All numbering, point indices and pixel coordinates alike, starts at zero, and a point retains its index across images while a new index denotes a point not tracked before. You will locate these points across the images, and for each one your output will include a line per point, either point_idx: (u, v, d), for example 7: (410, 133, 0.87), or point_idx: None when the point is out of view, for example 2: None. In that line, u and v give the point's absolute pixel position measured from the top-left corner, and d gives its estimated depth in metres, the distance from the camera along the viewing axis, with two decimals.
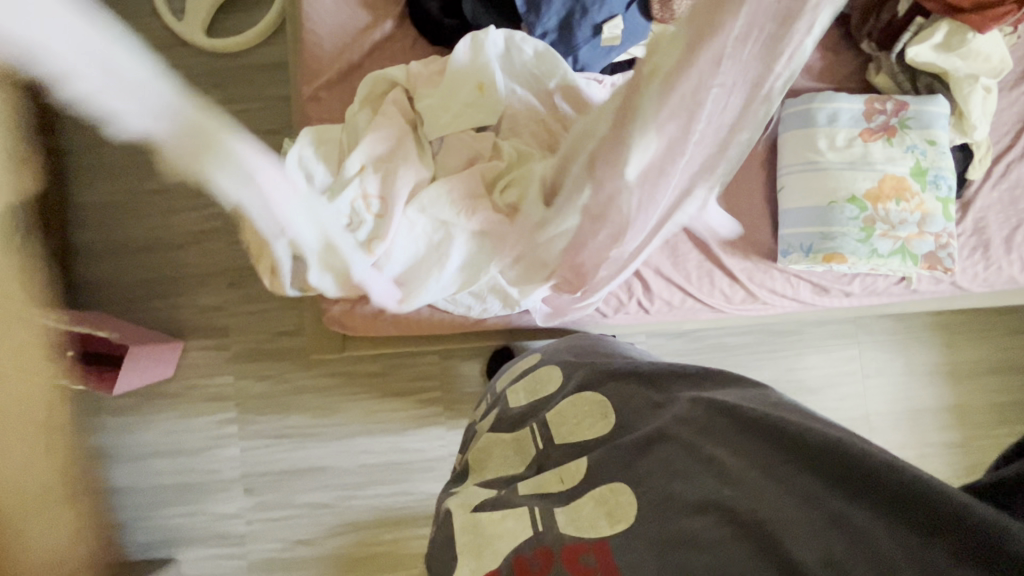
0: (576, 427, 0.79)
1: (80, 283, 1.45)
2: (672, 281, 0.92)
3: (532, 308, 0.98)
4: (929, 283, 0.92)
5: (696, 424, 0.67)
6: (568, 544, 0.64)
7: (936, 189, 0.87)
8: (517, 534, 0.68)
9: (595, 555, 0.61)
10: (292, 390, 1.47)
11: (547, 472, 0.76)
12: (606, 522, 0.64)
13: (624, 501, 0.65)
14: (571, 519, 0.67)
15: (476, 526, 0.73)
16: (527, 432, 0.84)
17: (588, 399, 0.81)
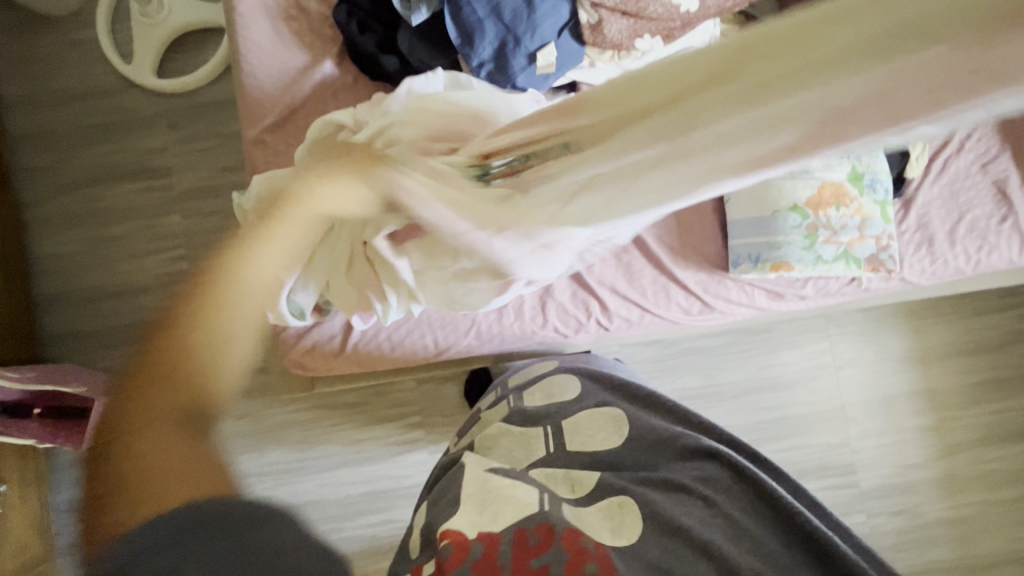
0: (592, 438, 0.91)
1: (46, 336, 1.43)
2: (628, 297, 0.94)
3: (501, 332, 0.95)
4: (878, 282, 0.94)
5: (711, 478, 0.86)
6: (568, 528, 0.74)
7: (875, 193, 0.88)
8: (520, 507, 0.78)
9: (591, 543, 0.73)
10: (270, 427, 1.46)
11: (559, 472, 0.88)
12: (610, 536, 0.79)
13: (627, 518, 0.81)
14: (576, 516, 0.80)
15: (487, 487, 0.81)
16: (540, 432, 0.92)
17: (607, 415, 0.93)
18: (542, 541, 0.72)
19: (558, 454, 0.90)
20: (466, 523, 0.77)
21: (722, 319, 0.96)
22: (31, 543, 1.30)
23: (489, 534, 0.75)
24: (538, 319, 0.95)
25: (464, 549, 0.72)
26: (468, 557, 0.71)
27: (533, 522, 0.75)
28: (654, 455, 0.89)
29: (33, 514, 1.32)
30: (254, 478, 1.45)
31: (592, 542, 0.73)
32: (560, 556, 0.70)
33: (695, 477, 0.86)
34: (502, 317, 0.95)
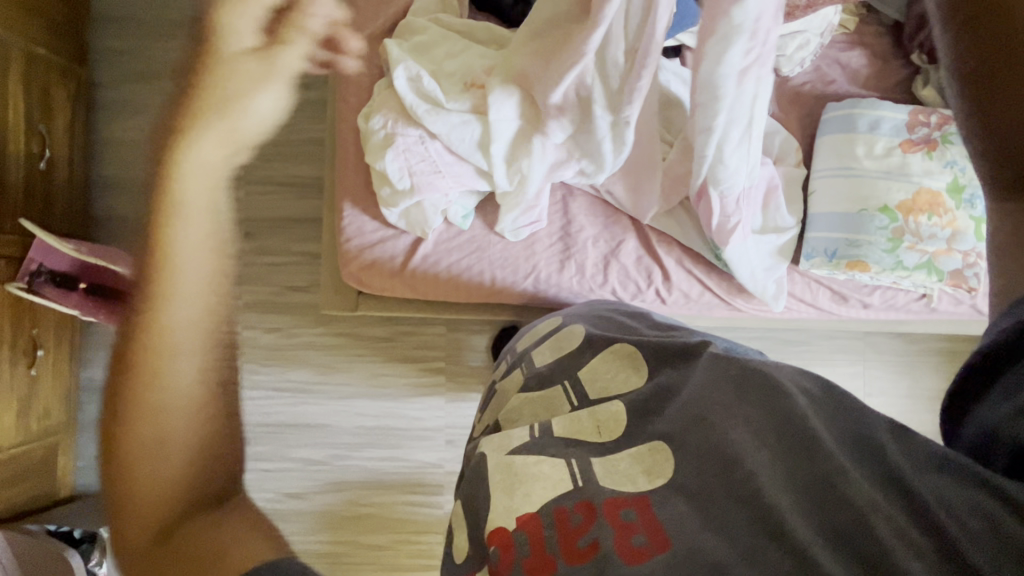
0: (613, 383, 0.69)
1: (97, 216, 1.46)
2: (693, 273, 0.94)
3: (562, 282, 0.95)
4: (948, 303, 0.93)
5: (729, 380, 0.61)
6: (610, 497, 0.53)
7: (970, 209, 0.86)
8: (554, 480, 0.56)
9: (636, 510, 0.52)
10: (298, 344, 1.48)
11: (582, 418, 0.64)
12: (646, 479, 0.55)
13: (660, 457, 0.56)
14: (608, 472, 0.57)
15: (511, 465, 0.59)
16: (558, 390, 0.71)
17: (620, 353, 0.73)
18: (586, 519, 0.52)
19: (582, 408, 0.67)
20: (501, 514, 0.56)
21: (781, 314, 0.96)
22: (55, 412, 1.35)
23: (530, 518, 0.54)
24: (599, 279, 0.95)
25: (508, 548, 0.52)
26: (518, 557, 0.51)
27: (571, 498, 0.54)
28: (683, 372, 0.66)
29: (63, 385, 1.37)
30: (274, 391, 1.48)
31: (636, 507, 0.52)
32: (606, 531, 0.50)
33: (710, 383, 0.61)
34: (563, 268, 0.94)
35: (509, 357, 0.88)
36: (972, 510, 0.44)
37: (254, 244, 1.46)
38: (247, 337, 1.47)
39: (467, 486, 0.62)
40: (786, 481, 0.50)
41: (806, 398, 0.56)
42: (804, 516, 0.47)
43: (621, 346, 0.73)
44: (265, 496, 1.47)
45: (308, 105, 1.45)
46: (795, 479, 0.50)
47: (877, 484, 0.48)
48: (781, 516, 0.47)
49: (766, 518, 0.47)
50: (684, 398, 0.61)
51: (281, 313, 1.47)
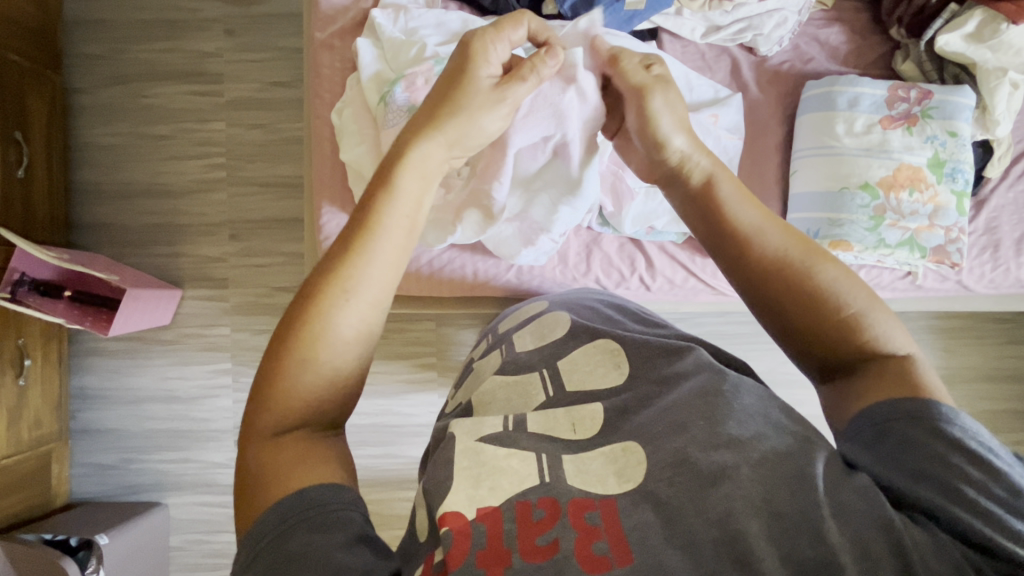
0: (592, 377, 0.67)
1: (81, 224, 1.45)
2: (676, 259, 0.94)
3: (546, 271, 0.94)
4: (934, 280, 0.92)
5: (717, 393, 0.57)
6: (576, 497, 0.51)
7: (953, 182, 0.85)
8: (519, 476, 0.53)
9: (602, 514, 0.49)
10: None
11: (557, 412, 0.61)
12: (616, 480, 0.52)
13: (635, 460, 0.53)
14: (579, 470, 0.54)
15: (479, 453, 0.55)
16: (537, 377, 0.69)
17: (600, 348, 0.71)
18: (549, 516, 0.50)
19: (559, 402, 0.64)
20: (462, 498, 0.51)
21: None
22: (47, 421, 1.35)
23: (492, 512, 0.50)
24: (581, 267, 0.94)
25: (467, 537, 0.48)
26: (474, 549, 0.47)
27: (534, 493, 0.51)
28: (659, 381, 0.62)
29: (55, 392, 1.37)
30: None
31: (602, 510, 0.50)
32: (568, 533, 0.48)
33: (705, 394, 0.57)
34: (545, 258, 0.94)
35: (490, 339, 0.86)
36: (936, 551, 0.43)
37: (239, 246, 1.45)
38: (237, 340, 1.46)
39: (431, 467, 0.57)
40: (757, 504, 0.47)
41: (799, 436, 0.52)
42: (774, 542, 0.45)
43: (605, 341, 0.71)
44: None
45: (286, 103, 1.43)
46: (769, 502, 0.47)
47: (854, 518, 0.46)
48: (745, 541, 0.45)
49: (727, 541, 0.45)
50: (666, 403, 0.58)
51: (269, 314, 1.46)
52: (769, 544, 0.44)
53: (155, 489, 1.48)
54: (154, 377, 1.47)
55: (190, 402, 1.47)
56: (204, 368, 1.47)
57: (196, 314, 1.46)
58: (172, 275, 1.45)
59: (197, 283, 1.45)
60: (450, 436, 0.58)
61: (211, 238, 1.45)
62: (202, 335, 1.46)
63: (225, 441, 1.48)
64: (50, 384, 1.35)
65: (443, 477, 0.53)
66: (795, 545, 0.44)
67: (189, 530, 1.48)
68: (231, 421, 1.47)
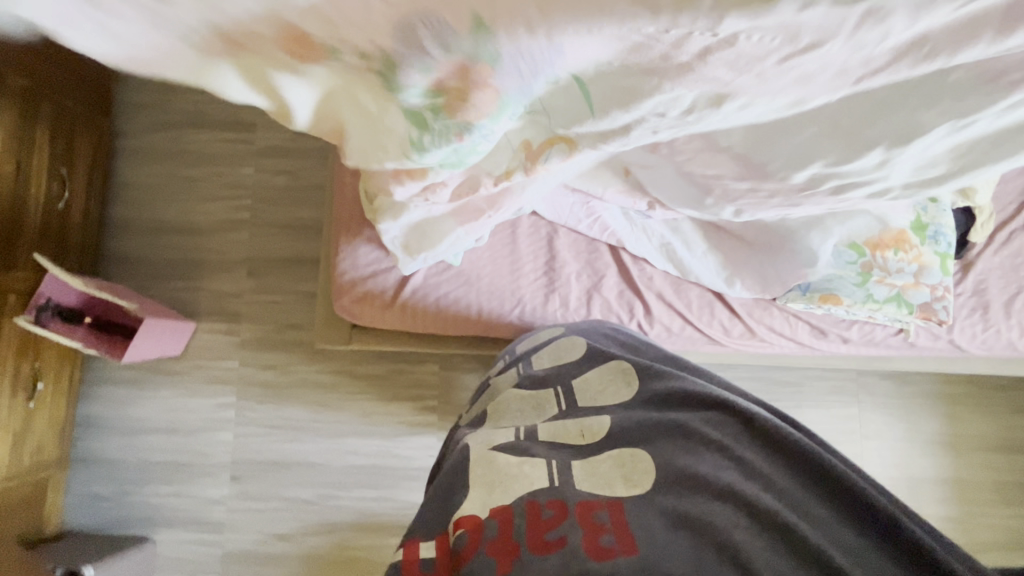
0: (602, 395, 0.76)
1: (109, 256, 1.52)
2: (673, 307, 0.97)
3: (547, 313, 0.98)
4: (926, 338, 0.94)
5: (722, 423, 0.66)
6: (583, 500, 0.58)
7: (936, 244, 0.89)
8: (531, 479, 0.61)
9: (609, 513, 0.56)
10: (294, 381, 1.49)
11: (568, 422, 0.71)
12: (623, 485, 0.60)
13: (643, 468, 0.62)
14: (588, 474, 0.62)
15: (492, 461, 0.64)
16: (551, 394, 0.78)
17: (612, 368, 0.79)
18: (557, 515, 0.56)
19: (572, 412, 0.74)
20: (476, 505, 0.59)
21: (762, 347, 0.98)
22: (48, 447, 1.36)
23: (503, 509, 0.57)
24: (582, 311, 0.98)
25: (479, 532, 0.54)
26: (485, 542, 0.53)
27: (544, 495, 0.59)
28: (665, 399, 0.71)
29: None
30: (266, 428, 1.48)
31: (608, 510, 0.56)
32: (577, 530, 0.54)
33: (709, 424, 0.66)
34: (547, 301, 0.98)
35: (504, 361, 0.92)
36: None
37: (255, 282, 1.51)
38: (244, 374, 1.49)
39: (449, 469, 0.66)
40: (751, 519, 0.54)
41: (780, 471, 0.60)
42: (768, 553, 0.51)
43: (617, 363, 0.79)
44: (252, 537, 1.45)
45: (313, 153, 1.54)
46: (762, 518, 0.54)
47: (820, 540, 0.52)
48: (744, 551, 0.51)
49: (726, 550, 0.52)
50: (672, 420, 0.67)
51: (278, 350, 1.50)
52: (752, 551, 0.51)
53: (146, 524, 1.46)
54: (160, 408, 1.49)
55: (192, 434, 1.48)
56: (209, 400, 1.49)
57: (207, 347, 1.50)
58: (189, 308, 1.50)
59: (212, 315, 1.50)
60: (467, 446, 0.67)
61: (229, 274, 1.51)
62: (211, 367, 1.49)
63: (221, 476, 1.47)
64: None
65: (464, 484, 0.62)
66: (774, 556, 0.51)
67: (176, 569, 1.44)
68: (230, 455, 1.47)
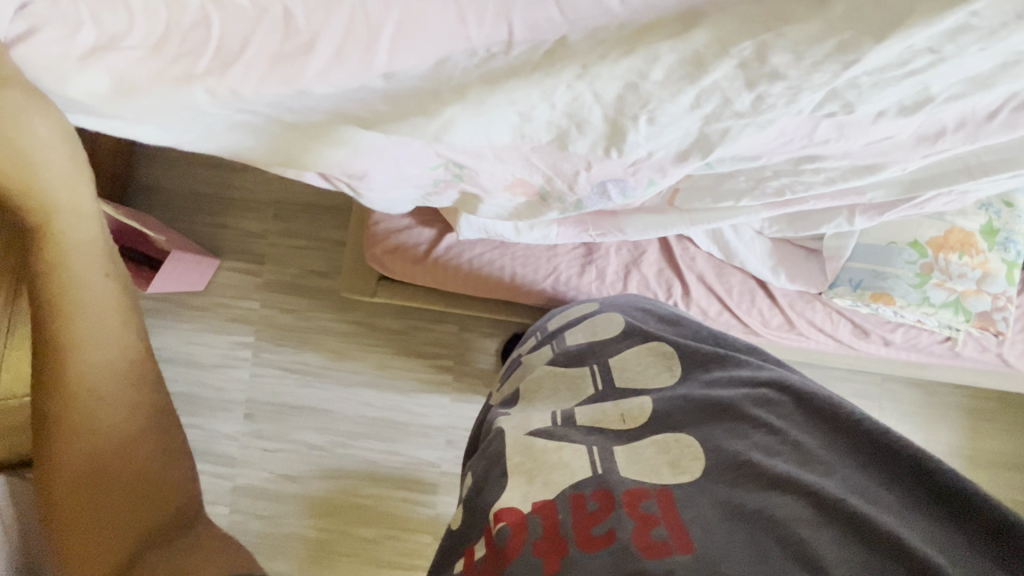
0: (641, 376, 0.73)
1: (138, 183, 1.51)
2: (713, 291, 0.93)
3: (584, 284, 0.95)
4: (974, 349, 0.91)
5: (779, 404, 0.64)
6: (629, 489, 0.57)
7: (1004, 252, 0.84)
8: (572, 469, 0.60)
9: (658, 504, 0.55)
10: (313, 328, 1.49)
11: (608, 408, 0.69)
12: (669, 471, 0.59)
13: (692, 455, 0.60)
14: (632, 462, 0.60)
15: (531, 450, 0.63)
16: (587, 371, 0.76)
17: (654, 350, 0.76)
18: (603, 508, 0.55)
19: (608, 394, 0.72)
20: (517, 497, 0.58)
21: (799, 341, 0.95)
22: None
23: (546, 503, 0.57)
24: (618, 285, 0.95)
25: (523, 528, 0.55)
26: (530, 539, 0.54)
27: (589, 486, 0.58)
28: (708, 380, 0.69)
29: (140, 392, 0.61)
30: (283, 371, 1.49)
31: (657, 500, 0.55)
32: (626, 523, 0.53)
33: (759, 403, 0.64)
34: (584, 272, 0.95)
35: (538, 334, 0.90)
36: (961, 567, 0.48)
37: (282, 225, 1.49)
38: (265, 316, 1.50)
39: (485, 457, 0.66)
40: (815, 509, 0.53)
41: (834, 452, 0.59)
42: (832, 543, 0.50)
43: (657, 344, 0.76)
44: (262, 474, 1.48)
45: None
46: (826, 508, 0.52)
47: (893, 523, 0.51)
48: (805, 541, 0.50)
49: (788, 543, 0.50)
50: (720, 400, 0.65)
51: (300, 295, 1.49)
52: (819, 545, 0.50)
53: None
54: (180, 340, 1.50)
55: (211, 369, 1.50)
56: (229, 338, 1.50)
57: (230, 285, 1.50)
58: (215, 245, 1.50)
59: (238, 254, 1.50)
60: (501, 433, 0.67)
61: (256, 214, 1.50)
62: (233, 306, 1.50)
63: (236, 413, 1.50)
64: (82, 284, 0.58)
65: (503, 476, 0.61)
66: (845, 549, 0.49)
67: None
68: (245, 394, 1.49)
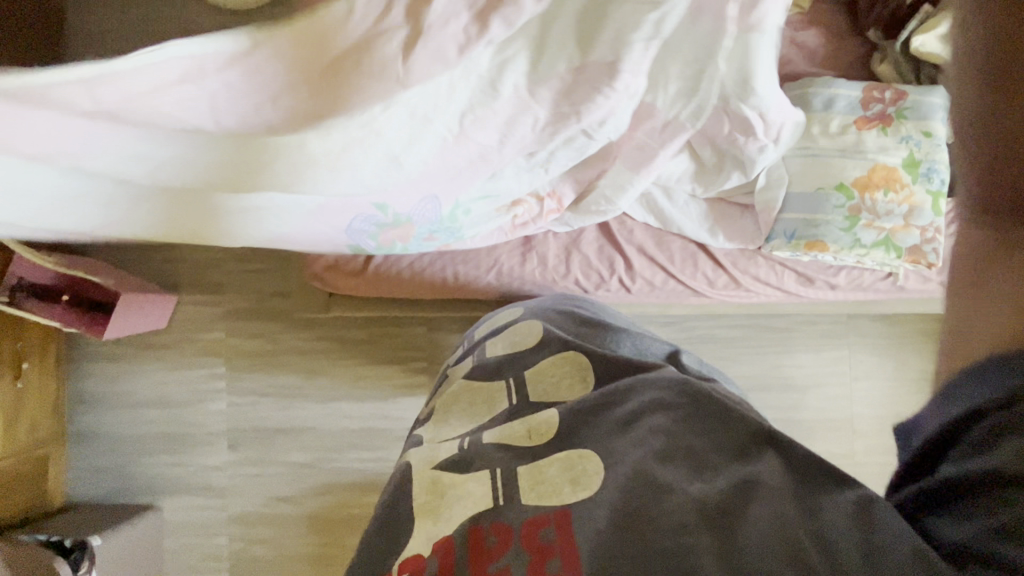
0: (555, 389, 0.74)
1: None
2: (655, 260, 0.93)
3: (529, 274, 0.95)
4: (916, 281, 0.92)
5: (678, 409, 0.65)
6: (529, 518, 0.56)
7: (929, 183, 0.84)
8: (474, 500, 0.59)
9: (555, 530, 0.54)
10: (281, 350, 1.48)
11: (516, 424, 0.68)
12: (570, 489, 0.58)
13: (592, 471, 0.59)
14: (534, 485, 0.60)
15: (437, 485, 0.63)
16: (503, 387, 0.77)
17: (568, 361, 0.77)
18: (500, 543, 0.54)
19: (522, 410, 0.72)
20: (422, 541, 0.58)
21: (748, 297, 0.96)
22: (43, 423, 1.38)
23: (444, 542, 0.55)
24: (561, 268, 0.95)
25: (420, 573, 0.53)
26: None
27: (489, 518, 0.56)
28: (622, 391, 0.69)
29: None
30: (258, 396, 1.49)
31: (555, 527, 0.54)
32: (521, 556, 0.52)
33: (658, 410, 0.65)
34: (525, 261, 0.95)
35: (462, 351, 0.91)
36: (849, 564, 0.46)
37: (235, 251, 1.47)
38: (231, 344, 1.48)
39: (390, 490, 0.67)
40: (701, 510, 0.52)
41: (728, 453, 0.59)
42: (716, 545, 0.49)
43: (572, 354, 0.77)
44: (255, 499, 1.49)
45: None
46: (713, 509, 0.52)
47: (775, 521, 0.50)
48: (690, 545, 0.49)
49: (677, 548, 0.49)
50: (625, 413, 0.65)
51: (262, 318, 1.48)
52: (702, 547, 0.49)
53: (149, 492, 1.50)
54: (150, 381, 1.49)
55: (185, 405, 1.49)
56: (198, 371, 1.49)
57: (192, 319, 1.48)
58: (169, 280, 1.47)
59: (194, 286, 1.47)
60: (410, 465, 0.67)
61: (207, 243, 1.47)
62: (198, 338, 1.48)
63: (218, 444, 1.49)
64: None
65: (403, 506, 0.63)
66: (727, 549, 0.49)
67: (182, 533, 1.49)
68: (224, 424, 1.49)
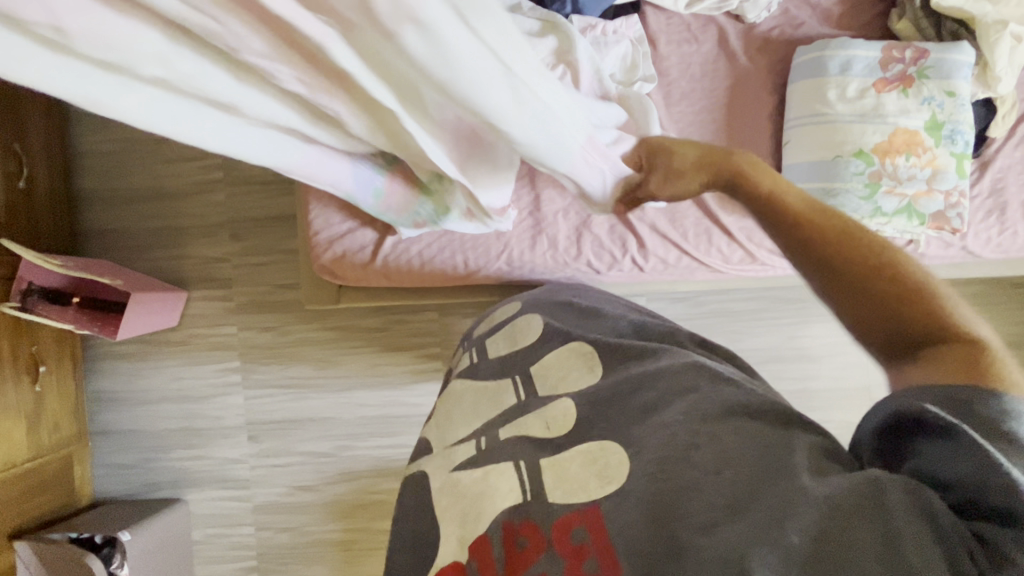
0: (562, 380, 0.71)
1: (85, 229, 1.47)
2: (668, 238, 0.92)
3: (535, 256, 0.94)
4: (937, 247, 0.95)
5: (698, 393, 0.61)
6: (558, 517, 0.53)
7: (952, 145, 0.88)
8: (502, 492, 0.57)
9: (588, 528, 0.51)
10: (294, 342, 1.49)
11: (530, 415, 0.66)
12: (597, 483, 0.54)
13: (616, 461, 0.56)
14: (559, 483, 0.56)
15: (458, 486, 0.61)
16: (510, 383, 0.75)
17: (574, 353, 0.75)
18: (534, 546, 0.52)
19: (533, 401, 0.69)
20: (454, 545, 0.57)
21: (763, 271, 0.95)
22: (66, 422, 1.40)
23: (478, 544, 0.55)
24: (572, 251, 0.93)
25: None
26: None
27: (520, 516, 0.54)
28: (637, 377, 0.65)
29: None
30: (274, 388, 1.50)
31: (586, 526, 0.51)
32: (557, 561, 0.50)
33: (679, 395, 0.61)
34: (536, 243, 0.93)
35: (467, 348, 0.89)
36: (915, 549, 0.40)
37: (241, 246, 1.46)
38: (244, 338, 1.49)
39: (410, 501, 0.66)
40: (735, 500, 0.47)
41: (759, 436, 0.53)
42: (754, 537, 0.44)
43: (578, 346, 0.76)
44: (277, 489, 1.51)
45: None
46: (749, 500, 0.47)
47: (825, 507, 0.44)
48: (725, 539, 0.44)
49: (709, 545, 0.45)
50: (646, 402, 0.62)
51: (273, 311, 1.48)
52: (739, 542, 0.44)
53: (174, 486, 1.52)
54: (167, 378, 1.50)
55: (202, 400, 1.50)
56: (214, 367, 1.50)
57: (203, 315, 1.48)
58: (177, 276, 1.47)
59: (203, 282, 1.47)
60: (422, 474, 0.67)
61: (213, 239, 1.46)
62: (210, 334, 1.48)
63: (238, 437, 1.51)
64: None
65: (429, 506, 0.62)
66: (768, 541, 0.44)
67: (208, 523, 1.52)
68: (243, 417, 1.50)
